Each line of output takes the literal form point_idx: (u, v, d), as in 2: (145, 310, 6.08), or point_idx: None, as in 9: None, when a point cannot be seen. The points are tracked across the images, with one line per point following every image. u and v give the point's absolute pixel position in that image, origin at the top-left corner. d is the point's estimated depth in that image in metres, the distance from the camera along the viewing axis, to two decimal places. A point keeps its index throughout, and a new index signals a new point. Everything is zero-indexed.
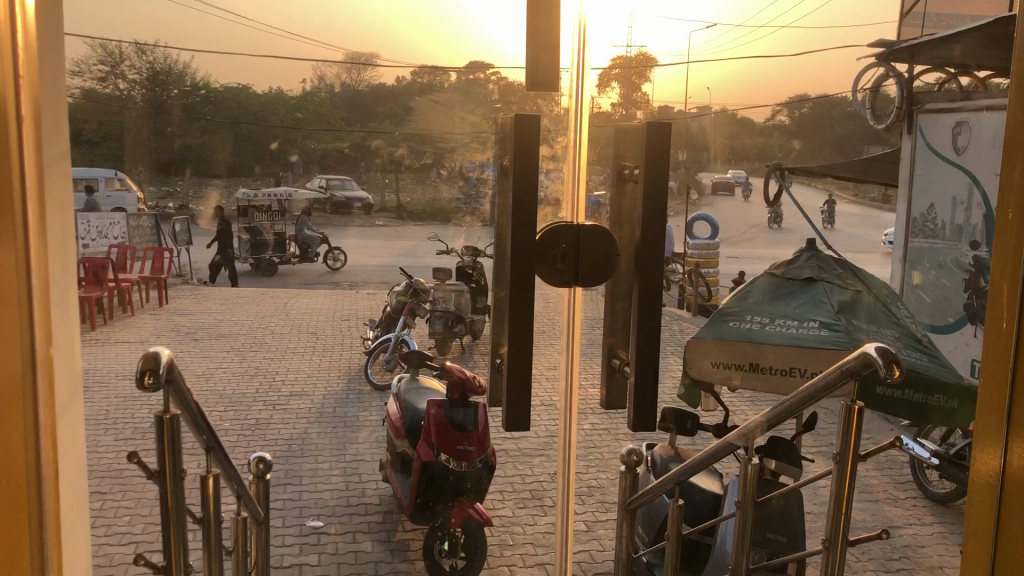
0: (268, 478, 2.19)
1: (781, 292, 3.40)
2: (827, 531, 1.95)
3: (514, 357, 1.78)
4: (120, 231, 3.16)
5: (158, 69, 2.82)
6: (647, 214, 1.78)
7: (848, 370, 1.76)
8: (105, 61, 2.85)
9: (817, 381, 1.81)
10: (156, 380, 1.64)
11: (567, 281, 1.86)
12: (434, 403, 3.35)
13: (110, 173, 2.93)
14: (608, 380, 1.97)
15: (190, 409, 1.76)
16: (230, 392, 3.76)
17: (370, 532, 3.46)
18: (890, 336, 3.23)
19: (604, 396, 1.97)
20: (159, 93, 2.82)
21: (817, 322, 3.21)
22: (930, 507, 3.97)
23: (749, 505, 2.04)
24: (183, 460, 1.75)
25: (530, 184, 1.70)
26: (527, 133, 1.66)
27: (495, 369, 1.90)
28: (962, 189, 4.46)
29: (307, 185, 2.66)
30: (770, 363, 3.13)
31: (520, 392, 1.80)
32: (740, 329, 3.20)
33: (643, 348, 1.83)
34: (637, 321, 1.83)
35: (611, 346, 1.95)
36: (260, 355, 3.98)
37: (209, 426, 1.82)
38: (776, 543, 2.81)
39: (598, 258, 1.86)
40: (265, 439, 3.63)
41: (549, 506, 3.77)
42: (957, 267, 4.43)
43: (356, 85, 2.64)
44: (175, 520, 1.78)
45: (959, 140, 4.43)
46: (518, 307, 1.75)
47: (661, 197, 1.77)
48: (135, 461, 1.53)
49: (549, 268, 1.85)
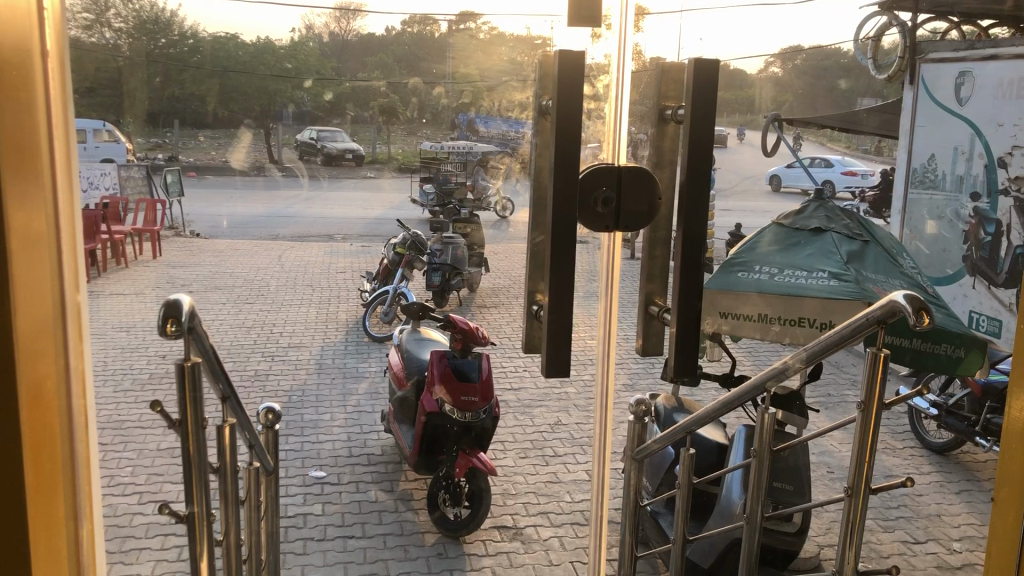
0: (278, 427, 2.18)
1: (791, 242, 3.36)
2: (850, 479, 1.94)
3: (554, 303, 1.76)
4: (112, 182, 2.83)
5: (145, 18, 2.73)
6: (690, 150, 1.74)
7: (874, 318, 1.75)
8: (91, 8, 2.62)
9: (842, 328, 1.78)
10: (179, 329, 1.62)
11: (609, 226, 1.83)
12: (439, 352, 3.42)
13: (99, 124, 2.66)
14: (645, 326, 1.97)
15: (209, 357, 1.74)
16: (228, 342, 3.58)
17: (375, 481, 3.55)
18: (898, 287, 3.18)
19: (640, 342, 1.96)
20: (148, 43, 2.72)
21: (826, 274, 3.15)
22: (927, 456, 4.02)
23: (765, 454, 2.02)
24: (204, 408, 1.73)
25: (572, 127, 1.67)
26: (565, 77, 1.65)
27: (531, 317, 1.88)
28: (963, 139, 4.63)
29: (297, 137, 2.80)
30: (776, 314, 3.10)
31: (558, 341, 1.78)
32: (749, 279, 3.18)
33: (682, 294, 1.81)
34: (679, 267, 1.80)
35: (648, 293, 1.95)
36: (256, 307, 3.60)
37: (227, 374, 1.79)
38: (782, 491, 2.82)
39: (640, 204, 1.84)
40: (265, 390, 3.57)
41: (550, 455, 3.81)
42: (957, 219, 4.51)
43: (345, 36, 2.81)
44: (198, 469, 1.77)
45: (962, 91, 4.56)
46: (555, 253, 1.72)
47: (703, 132, 1.74)
48: (158, 411, 1.47)
49: (592, 213, 1.81)
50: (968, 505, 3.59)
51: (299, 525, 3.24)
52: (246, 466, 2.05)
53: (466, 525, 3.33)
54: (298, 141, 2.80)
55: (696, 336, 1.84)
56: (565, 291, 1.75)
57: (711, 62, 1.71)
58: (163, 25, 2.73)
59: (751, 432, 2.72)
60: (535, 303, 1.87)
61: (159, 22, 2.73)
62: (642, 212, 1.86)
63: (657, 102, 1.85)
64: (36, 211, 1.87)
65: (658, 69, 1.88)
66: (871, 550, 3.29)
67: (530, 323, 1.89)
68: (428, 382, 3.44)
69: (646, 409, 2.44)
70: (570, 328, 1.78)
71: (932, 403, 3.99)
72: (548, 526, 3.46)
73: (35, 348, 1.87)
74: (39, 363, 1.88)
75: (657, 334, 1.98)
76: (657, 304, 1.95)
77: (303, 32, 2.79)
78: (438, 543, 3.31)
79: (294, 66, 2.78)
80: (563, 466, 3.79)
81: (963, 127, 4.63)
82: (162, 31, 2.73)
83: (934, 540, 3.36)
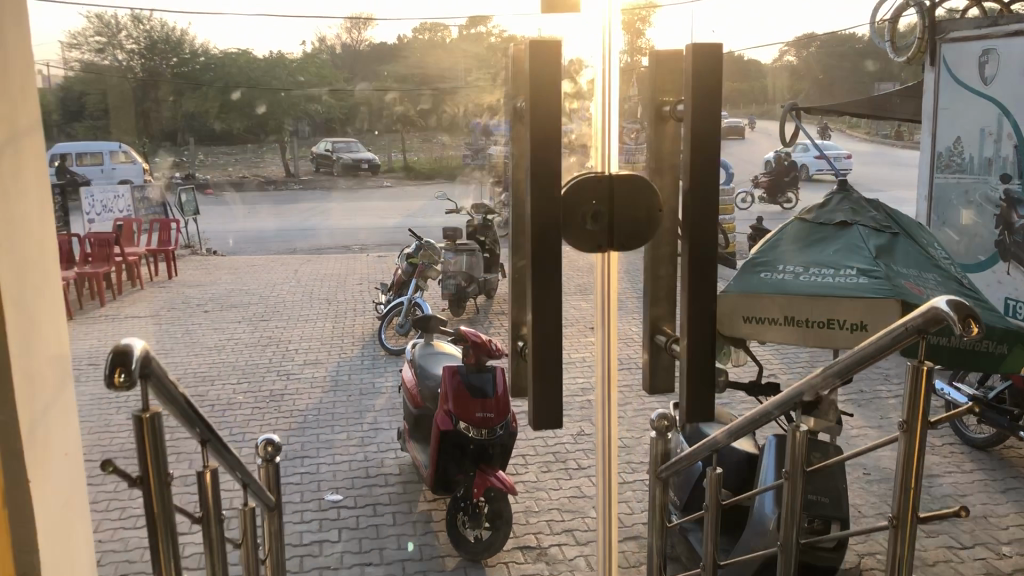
0: (278, 461, 2.06)
1: (823, 235, 2.71)
2: (894, 505, 1.63)
3: (538, 346, 1.40)
4: (124, 204, 3.44)
5: (157, 39, 2.89)
6: (695, 152, 1.41)
7: (913, 328, 1.45)
8: (102, 32, 2.84)
9: (876, 339, 1.50)
10: (130, 380, 1.22)
11: (601, 246, 1.49)
12: (450, 370, 3.16)
13: (114, 147, 3.06)
14: (651, 358, 1.62)
15: (176, 403, 1.38)
16: (245, 362, 4.18)
17: (391, 504, 3.40)
18: (935, 283, 2.55)
19: (648, 379, 1.62)
20: (158, 62, 2.93)
21: (854, 269, 2.55)
22: (967, 453, 3.85)
23: (798, 475, 1.86)
24: (169, 460, 1.50)
25: (553, 134, 1.31)
26: (540, 74, 1.29)
27: (517, 356, 1.55)
28: (991, 120, 4.51)
29: (314, 148, 2.87)
30: (807, 316, 2.50)
31: (547, 388, 1.42)
32: (776, 279, 2.57)
33: (693, 325, 1.48)
34: (686, 293, 1.47)
35: (654, 319, 1.61)
36: (271, 324, 4.44)
37: (203, 421, 1.43)
38: (817, 504, 2.48)
39: (638, 219, 1.50)
40: (281, 411, 3.90)
41: (573, 469, 3.70)
42: (986, 202, 4.66)
43: (358, 47, 2.78)
44: (165, 534, 1.53)
45: (987, 70, 4.48)
46: (537, 284, 1.36)
47: (712, 129, 1.41)
48: (112, 471, 1.36)
49: (579, 232, 1.47)
50: (1016, 505, 3.42)
51: (314, 553, 3.11)
52: (243, 507, 1.92)
53: (485, 549, 3.09)
54: (313, 154, 2.87)
55: (710, 370, 1.51)
56: (552, 333, 1.39)
57: (715, 48, 1.40)
58: (174, 45, 2.91)
59: (781, 447, 2.56)
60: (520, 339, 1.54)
61: (169, 42, 2.90)
62: (642, 227, 1.51)
63: (655, 96, 1.52)
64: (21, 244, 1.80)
65: (655, 55, 1.55)
66: (916, 559, 3.09)
67: (517, 361, 1.56)
68: (442, 400, 3.21)
69: (668, 425, 2.30)
70: (560, 374, 1.42)
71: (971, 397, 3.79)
72: (574, 545, 3.27)
73: (30, 379, 1.78)
74: (37, 393, 1.80)
75: (665, 365, 1.63)
76: (665, 332, 1.61)
77: (316, 45, 2.81)
78: (459, 567, 3.09)
79: (307, 78, 2.83)
80: (587, 479, 3.66)
81: (990, 108, 4.51)
82: (173, 50, 2.91)
83: (981, 545, 3.17)
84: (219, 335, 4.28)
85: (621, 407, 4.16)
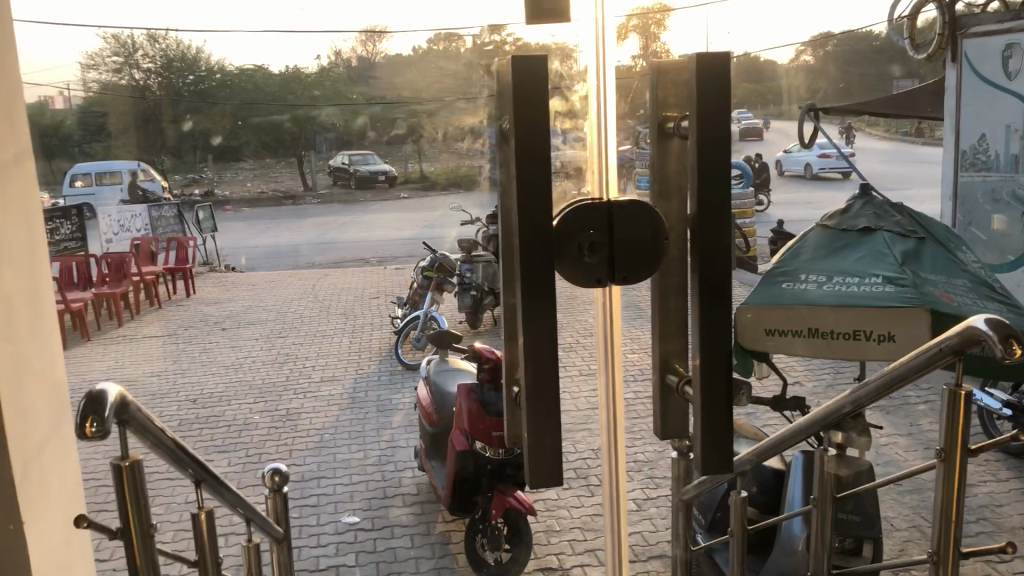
0: (286, 491, 1.98)
1: (846, 242, 2.62)
2: (934, 540, 1.52)
3: (533, 405, 1.07)
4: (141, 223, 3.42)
5: (173, 57, 2.97)
6: (705, 177, 1.09)
7: (949, 347, 1.35)
8: (119, 53, 2.97)
9: (908, 358, 1.41)
10: (103, 429, 1.15)
11: (602, 281, 1.19)
12: (466, 388, 3.06)
13: (132, 164, 3.13)
14: (661, 401, 1.33)
15: (161, 446, 1.32)
16: (261, 381, 4.15)
17: (409, 526, 3.31)
18: (964, 289, 2.45)
19: (658, 421, 1.36)
20: (176, 82, 2.96)
21: (880, 277, 2.45)
22: (1003, 461, 3.73)
23: (826, 500, 1.76)
24: (151, 507, 1.43)
25: (536, 167, 1.00)
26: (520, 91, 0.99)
27: (512, 403, 1.22)
28: (1016, 116, 4.40)
29: (330, 162, 2.82)
30: (832, 327, 2.40)
31: (541, 449, 1.08)
32: (799, 290, 2.48)
33: (704, 373, 1.13)
34: (698, 335, 1.12)
35: (664, 355, 1.31)
36: (288, 340, 4.43)
37: (194, 462, 1.38)
38: (847, 523, 2.38)
39: (646, 248, 1.20)
40: (297, 429, 3.85)
41: (594, 486, 3.62)
42: (1014, 200, 4.52)
43: (372, 59, 2.87)
44: None
45: (1010, 64, 4.38)
46: (527, 332, 1.04)
47: (726, 146, 1.08)
48: (87, 524, 1.30)
49: (576, 266, 1.17)
50: None
51: None
52: (247, 543, 1.85)
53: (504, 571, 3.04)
54: (332, 167, 2.82)
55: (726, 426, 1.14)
56: (547, 394, 1.06)
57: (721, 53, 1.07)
58: (189, 62, 2.96)
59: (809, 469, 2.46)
60: (515, 383, 1.21)
61: (185, 60, 2.95)
62: (647, 252, 1.21)
63: (654, 113, 1.24)
64: (14, 275, 1.77)
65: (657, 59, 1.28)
66: None
67: (513, 410, 1.23)
68: (459, 419, 3.13)
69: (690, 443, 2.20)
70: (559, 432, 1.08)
71: (1005, 403, 3.68)
72: (597, 565, 3.18)
73: (22, 417, 1.72)
74: (32, 429, 1.76)
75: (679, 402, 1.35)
76: (678, 372, 1.31)
77: (332, 59, 2.85)
78: None
79: (324, 93, 2.83)
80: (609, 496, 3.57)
81: (1015, 103, 4.40)
82: (189, 68, 2.95)
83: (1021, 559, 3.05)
84: (236, 354, 4.33)
85: (642, 419, 4.07)
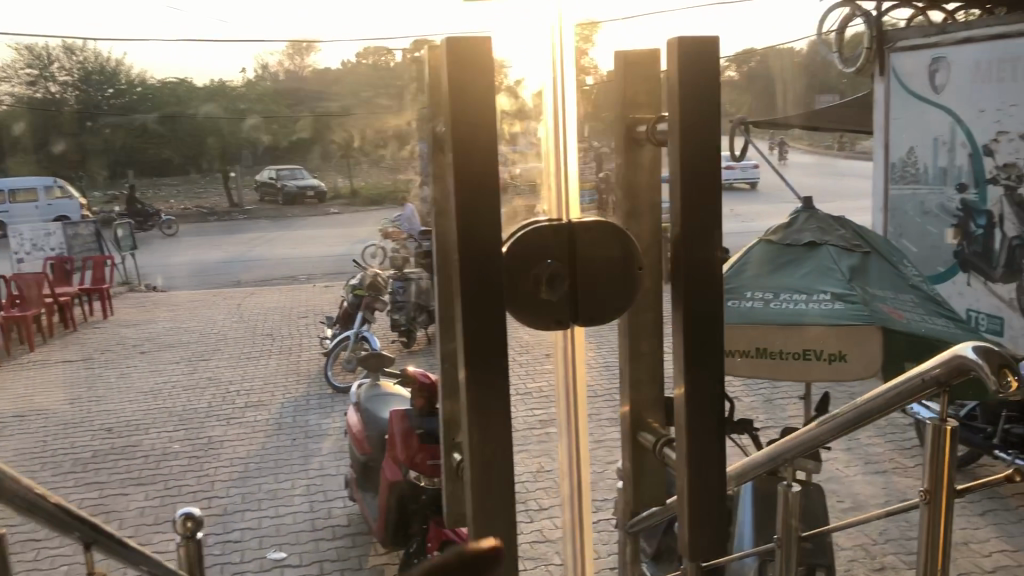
0: (201, 536, 1.80)
1: (789, 257, 2.54)
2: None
3: (487, 471, 0.95)
4: (57, 241, 3.55)
5: (91, 70, 2.69)
6: (689, 201, 0.99)
7: (932, 380, 1.22)
8: (34, 64, 2.66)
9: (884, 392, 1.29)
10: None
11: (555, 316, 1.06)
12: (400, 415, 2.91)
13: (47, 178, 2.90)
14: (634, 463, 1.21)
15: (34, 506, 1.13)
16: (182, 407, 3.94)
17: (340, 561, 3.06)
18: (912, 303, 2.39)
19: (631, 485, 1.23)
20: (94, 95, 2.70)
21: (829, 294, 2.38)
22: None
23: (790, 537, 1.63)
24: None
25: (483, 197, 0.90)
26: (459, 109, 0.89)
27: (450, 473, 1.08)
28: (944, 129, 4.49)
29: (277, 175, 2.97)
30: (781, 347, 2.33)
31: (491, 515, 0.96)
32: (743, 309, 2.40)
33: (691, 418, 1.03)
34: (677, 365, 1.03)
35: (636, 406, 1.18)
36: (212, 363, 4.24)
37: (76, 519, 1.21)
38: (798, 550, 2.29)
39: (609, 278, 1.07)
40: (219, 459, 3.64)
41: (534, 510, 3.48)
42: (945, 212, 4.61)
43: None
44: None
45: (937, 79, 4.46)
46: (468, 379, 0.93)
47: (716, 163, 1.00)
48: None
49: (529, 297, 1.03)
50: (996, 529, 3.29)
51: None
52: None
53: None
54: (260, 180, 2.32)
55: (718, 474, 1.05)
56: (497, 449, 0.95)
57: (695, 52, 0.97)
58: (109, 76, 2.65)
59: (775, 497, 2.31)
60: (454, 448, 1.07)
61: (104, 73, 2.66)
62: (603, 283, 1.08)
63: (622, 116, 1.13)
64: None
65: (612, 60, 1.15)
66: None
67: (452, 481, 1.08)
68: (391, 447, 2.97)
69: None
70: (510, 501, 0.96)
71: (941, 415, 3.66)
72: None
73: None
74: None
75: (654, 466, 1.23)
76: (650, 428, 1.18)
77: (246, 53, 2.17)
78: None
79: None
80: (548, 521, 3.44)
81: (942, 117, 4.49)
82: (108, 82, 2.66)
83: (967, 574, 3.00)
84: (156, 379, 4.05)
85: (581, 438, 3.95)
